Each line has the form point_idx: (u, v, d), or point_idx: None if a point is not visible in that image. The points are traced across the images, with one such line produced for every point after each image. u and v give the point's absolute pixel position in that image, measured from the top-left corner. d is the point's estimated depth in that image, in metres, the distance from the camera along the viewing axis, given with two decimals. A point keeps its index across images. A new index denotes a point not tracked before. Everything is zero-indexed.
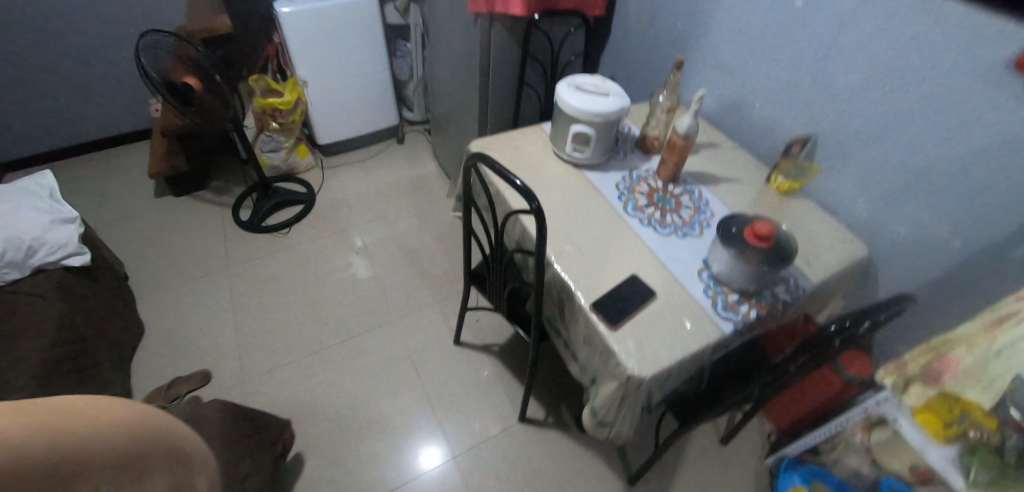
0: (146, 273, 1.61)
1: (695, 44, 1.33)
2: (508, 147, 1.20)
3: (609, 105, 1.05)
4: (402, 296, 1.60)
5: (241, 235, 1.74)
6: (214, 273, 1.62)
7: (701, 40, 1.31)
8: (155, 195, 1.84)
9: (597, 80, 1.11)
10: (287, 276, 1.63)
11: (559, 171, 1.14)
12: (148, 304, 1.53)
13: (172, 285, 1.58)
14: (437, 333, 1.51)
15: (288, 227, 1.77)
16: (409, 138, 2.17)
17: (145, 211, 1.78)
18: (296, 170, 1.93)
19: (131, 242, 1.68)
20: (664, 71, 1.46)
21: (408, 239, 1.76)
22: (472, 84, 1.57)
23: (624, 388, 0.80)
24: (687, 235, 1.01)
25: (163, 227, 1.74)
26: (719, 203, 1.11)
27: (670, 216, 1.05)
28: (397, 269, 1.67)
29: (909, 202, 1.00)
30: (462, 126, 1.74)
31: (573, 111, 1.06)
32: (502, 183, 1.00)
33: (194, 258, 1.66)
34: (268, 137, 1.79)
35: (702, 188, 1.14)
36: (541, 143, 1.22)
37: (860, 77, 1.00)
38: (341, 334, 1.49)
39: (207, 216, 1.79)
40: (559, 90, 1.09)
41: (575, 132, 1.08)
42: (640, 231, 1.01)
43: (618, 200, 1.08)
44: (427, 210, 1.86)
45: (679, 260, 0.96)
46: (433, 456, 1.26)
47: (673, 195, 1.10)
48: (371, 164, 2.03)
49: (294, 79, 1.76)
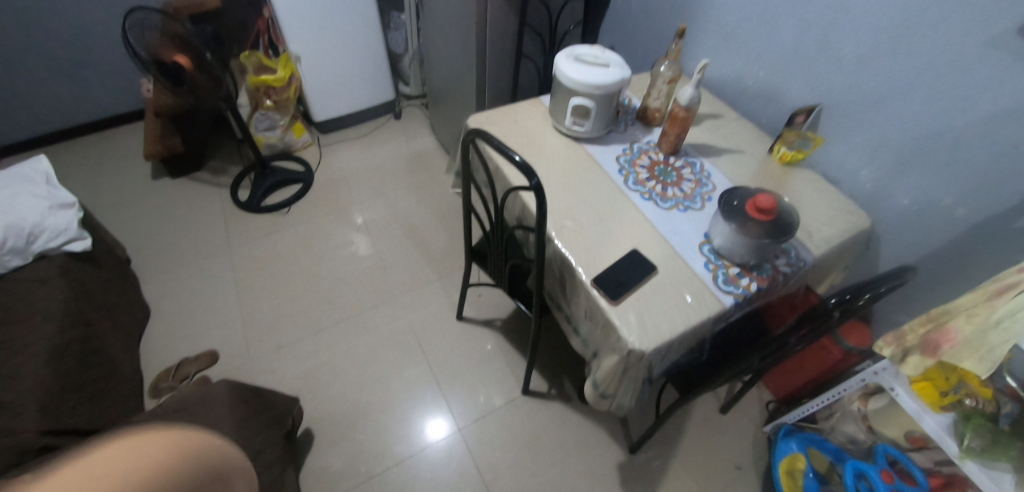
0: (149, 255, 1.61)
1: (698, 10, 1.29)
2: (506, 121, 1.18)
3: (609, 77, 1.03)
4: (404, 273, 1.60)
5: (241, 215, 1.73)
6: (216, 253, 1.63)
7: (704, 6, 1.27)
8: (152, 177, 1.83)
9: (596, 50, 1.08)
10: (288, 255, 1.63)
11: (559, 145, 1.13)
12: (152, 286, 1.54)
13: (175, 267, 1.59)
14: (440, 309, 1.53)
15: (288, 206, 1.76)
16: (406, 113, 2.13)
17: (143, 194, 1.78)
18: (292, 148, 1.91)
19: (131, 225, 1.68)
20: (666, 39, 1.42)
21: (408, 216, 1.76)
22: (468, 56, 1.53)
23: (625, 361, 0.81)
24: (689, 209, 1.00)
25: (162, 209, 1.73)
26: (720, 175, 1.10)
27: (671, 189, 1.04)
28: (399, 246, 1.67)
29: (914, 172, 0.99)
30: (460, 100, 1.71)
31: (573, 83, 1.04)
32: (501, 158, 0.99)
33: (195, 240, 1.66)
34: (263, 115, 1.76)
35: (703, 160, 1.12)
36: (540, 116, 1.19)
37: (869, 44, 0.98)
38: (344, 312, 1.50)
39: (206, 196, 1.78)
40: (558, 61, 1.06)
41: (575, 105, 1.06)
42: (641, 205, 1.01)
43: (619, 174, 1.07)
44: (427, 186, 1.85)
45: (681, 234, 0.96)
46: (439, 428, 1.29)
47: (674, 168, 1.09)
48: (368, 140, 2.01)
49: (286, 55, 1.72)
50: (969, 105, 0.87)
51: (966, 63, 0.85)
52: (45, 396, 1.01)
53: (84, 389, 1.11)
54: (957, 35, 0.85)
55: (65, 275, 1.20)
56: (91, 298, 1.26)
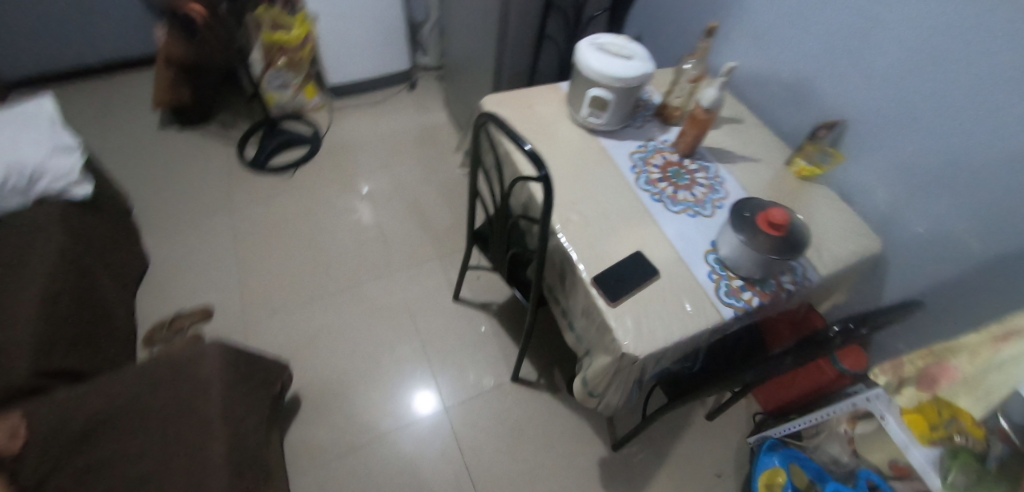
0: (151, 206, 1.60)
1: (731, 7, 1.24)
2: (521, 106, 1.15)
3: (631, 70, 0.99)
4: (406, 248, 1.59)
5: (246, 173, 1.72)
6: (219, 210, 1.61)
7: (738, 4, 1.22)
8: (160, 126, 1.81)
9: (620, 40, 1.04)
10: (290, 219, 1.62)
11: (572, 136, 1.10)
12: (153, 238, 1.53)
13: (177, 220, 1.58)
14: (437, 288, 1.52)
15: (293, 169, 1.74)
16: (421, 85, 2.09)
17: (150, 143, 1.76)
18: (303, 110, 1.88)
19: (136, 174, 1.67)
20: (694, 34, 1.37)
21: (413, 190, 1.73)
22: (489, 33, 1.48)
23: (617, 363, 0.80)
24: (698, 215, 0.99)
25: (167, 161, 1.72)
26: (734, 182, 1.07)
27: (683, 193, 1.02)
28: (402, 220, 1.65)
29: (932, 200, 0.97)
30: (477, 78, 1.67)
31: (593, 73, 1.00)
32: (512, 144, 0.97)
33: (198, 194, 1.65)
34: (276, 74, 1.72)
35: (719, 165, 1.10)
36: (557, 104, 1.16)
37: (902, 62, 0.94)
38: (341, 281, 1.50)
39: (212, 151, 1.76)
40: (580, 48, 1.02)
41: (593, 96, 1.03)
42: (650, 206, 0.99)
43: (631, 171, 1.04)
44: (435, 162, 1.82)
45: (688, 239, 0.94)
46: (426, 404, 1.30)
47: (688, 170, 1.07)
48: (380, 109, 1.97)
49: (303, 14, 1.67)
50: (998, 140, 0.84)
51: (1000, 95, 0.82)
52: (39, 340, 1.02)
53: (77, 337, 1.12)
54: (995, 64, 0.81)
55: (64, 221, 1.19)
56: (89, 245, 1.26)
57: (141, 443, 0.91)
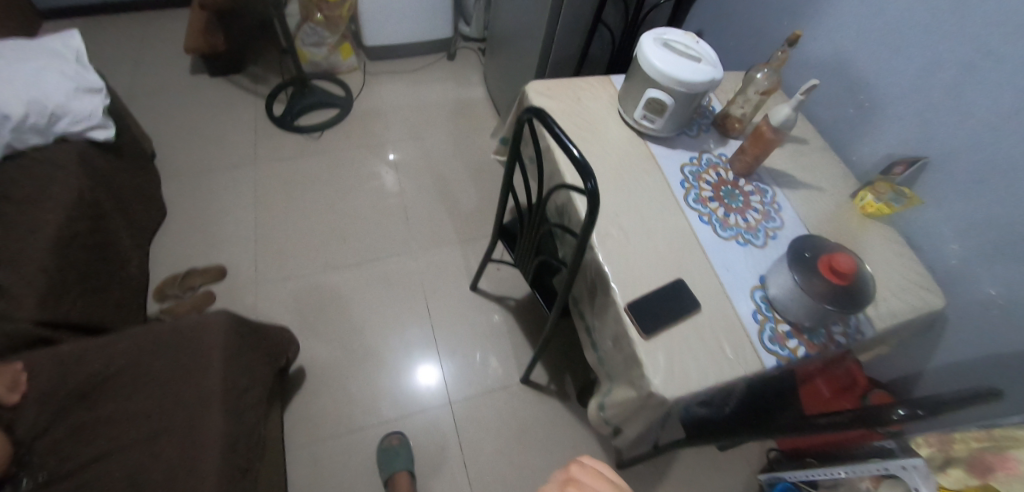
0: (174, 154, 1.56)
1: (817, 15, 1.12)
2: (569, 97, 1.05)
3: (698, 74, 0.88)
4: (427, 227, 1.52)
5: (273, 131, 1.66)
6: (242, 166, 1.57)
7: (825, 12, 1.11)
8: (191, 71, 1.75)
9: (689, 37, 0.93)
10: (312, 183, 1.56)
11: (621, 139, 1.00)
12: (173, 186, 1.49)
13: (199, 170, 1.54)
14: (455, 275, 1.46)
15: (321, 131, 1.67)
16: (461, 55, 1.98)
17: (179, 87, 1.70)
18: (337, 70, 1.80)
19: (161, 119, 1.62)
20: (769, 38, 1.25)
21: (441, 167, 1.66)
22: (542, 11, 1.37)
23: (643, 400, 0.75)
24: (749, 244, 0.91)
25: (195, 109, 1.66)
26: (792, 211, 0.98)
27: (734, 217, 0.93)
28: (427, 198, 1.58)
29: (1012, 263, 0.89)
30: (523, 56, 1.56)
31: (654, 72, 0.90)
32: (555, 143, 0.88)
33: (222, 147, 1.60)
34: (312, 30, 1.64)
35: (777, 190, 1.00)
36: (608, 100, 1.06)
37: (1010, 106, 0.84)
38: (357, 256, 1.45)
39: (241, 103, 1.70)
40: (643, 43, 0.92)
41: (651, 98, 0.93)
42: (697, 227, 0.90)
43: (681, 185, 0.95)
44: (467, 140, 1.74)
45: (735, 271, 0.87)
46: (428, 380, 1.28)
47: (743, 191, 0.97)
48: (416, 77, 1.88)
49: None
50: None
51: None
52: (48, 286, 0.99)
53: (86, 285, 1.09)
54: None
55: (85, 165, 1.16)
56: (108, 192, 1.22)
57: (141, 406, 0.89)
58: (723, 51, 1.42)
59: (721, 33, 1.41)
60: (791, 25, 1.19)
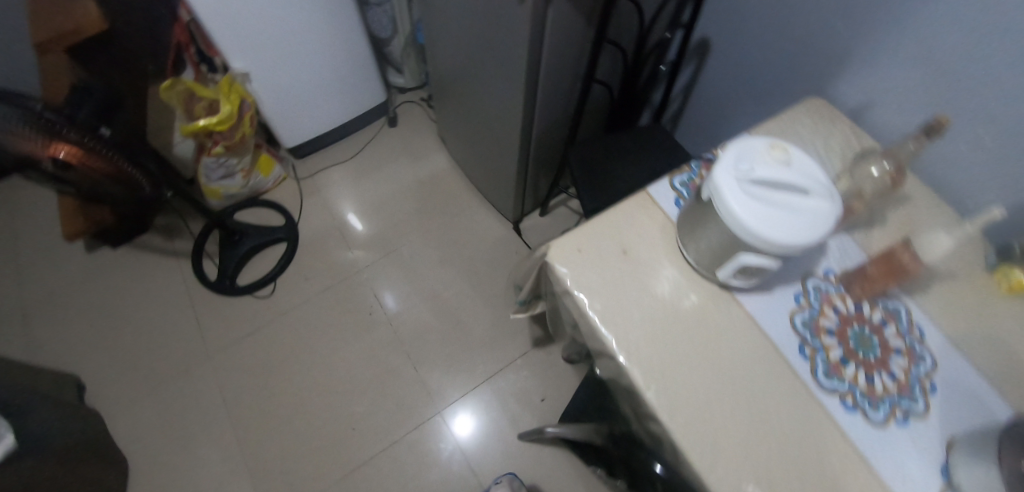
0: (109, 375, 1.25)
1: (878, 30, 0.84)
2: (609, 252, 0.75)
3: (815, 223, 0.59)
4: (442, 367, 1.27)
5: (216, 301, 1.34)
6: (196, 364, 1.27)
7: (891, 27, 0.82)
8: (88, 249, 1.40)
9: (776, 154, 0.63)
10: (288, 359, 1.27)
11: (695, 300, 0.72)
12: (124, 424, 1.20)
13: (148, 387, 1.24)
14: (495, 423, 1.21)
15: (270, 282, 1.35)
16: (403, 114, 1.64)
17: (84, 279, 1.36)
18: (261, 190, 1.45)
19: (78, 331, 1.30)
20: (808, 58, 0.97)
21: (434, 284, 1.38)
22: (511, 82, 1.05)
23: None
24: (910, 417, 0.66)
25: (113, 303, 1.34)
26: (936, 330, 0.73)
27: (879, 377, 0.69)
28: (428, 328, 1.32)
29: None
30: (490, 126, 1.25)
31: (750, 236, 0.60)
32: (645, 390, 0.65)
33: (165, 345, 1.29)
34: (214, 164, 1.27)
35: (908, 302, 0.75)
36: (659, 238, 0.77)
37: None
38: (375, 439, 1.19)
39: (167, 276, 1.37)
40: (723, 191, 0.61)
41: (745, 263, 0.64)
42: (844, 421, 0.65)
43: (801, 352, 0.69)
44: (450, 235, 1.45)
45: (913, 477, 0.63)
46: (469, 430, 1.20)
47: (875, 327, 0.72)
48: (361, 166, 1.55)
49: (228, 77, 1.19)
50: None
51: None
52: None
53: None
54: None
55: None
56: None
57: None
58: (743, 66, 1.11)
59: (737, 45, 1.10)
60: (847, 39, 0.88)
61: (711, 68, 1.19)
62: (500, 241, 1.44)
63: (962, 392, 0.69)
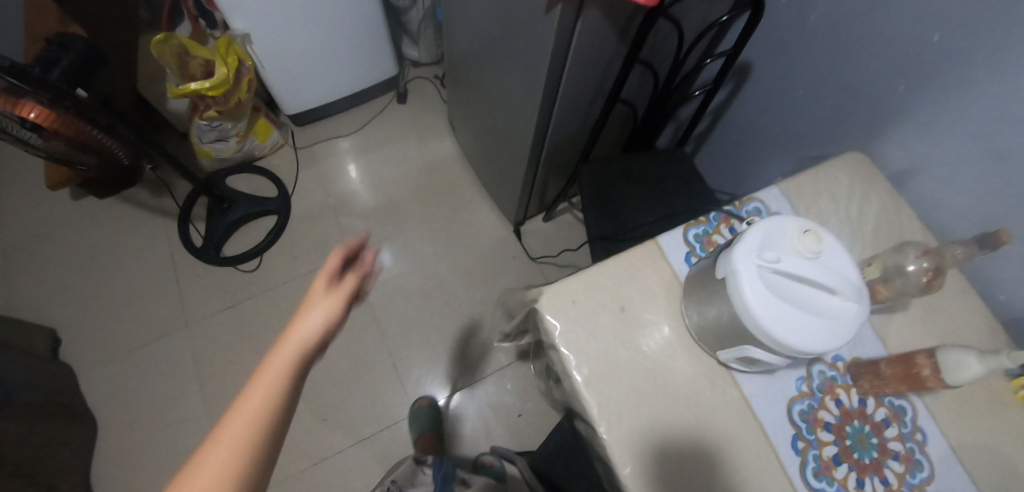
0: (85, 333, 1.23)
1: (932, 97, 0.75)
2: (605, 308, 0.70)
3: (835, 332, 0.53)
4: (421, 366, 1.25)
5: (199, 268, 1.30)
6: (173, 331, 1.24)
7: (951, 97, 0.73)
8: (74, 197, 1.36)
9: (808, 241, 0.55)
10: (265, 338, 1.24)
11: (689, 372, 0.67)
12: (94, 385, 1.18)
13: (122, 349, 1.22)
14: (469, 431, 1.19)
15: (256, 254, 1.31)
16: (414, 90, 1.56)
17: (69, 230, 1.33)
18: (256, 155, 1.39)
19: (58, 283, 1.27)
20: (852, 109, 0.88)
21: (424, 278, 1.34)
22: (527, 89, 0.96)
23: None
24: None
25: (97, 257, 1.31)
26: (940, 436, 0.68)
27: (871, 481, 0.64)
28: (413, 324, 1.29)
29: None
30: (501, 126, 1.17)
31: (764, 335, 0.54)
32: (621, 467, 0.61)
33: (143, 308, 1.26)
34: (207, 127, 1.20)
35: (917, 401, 0.70)
36: (662, 298, 0.71)
37: None
38: (344, 432, 1.17)
39: (152, 236, 1.33)
40: (740, 279, 0.55)
41: (751, 354, 0.59)
42: None
43: (793, 445, 0.65)
44: (446, 229, 1.39)
45: None
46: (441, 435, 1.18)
47: (876, 426, 0.67)
48: (363, 142, 1.48)
49: (227, 37, 1.11)
50: None
51: None
52: None
53: None
54: None
55: None
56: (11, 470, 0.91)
57: None
58: (780, 101, 1.02)
59: (778, 78, 1.01)
60: (897, 99, 0.80)
61: (746, 94, 1.10)
62: (497, 241, 1.39)
63: None
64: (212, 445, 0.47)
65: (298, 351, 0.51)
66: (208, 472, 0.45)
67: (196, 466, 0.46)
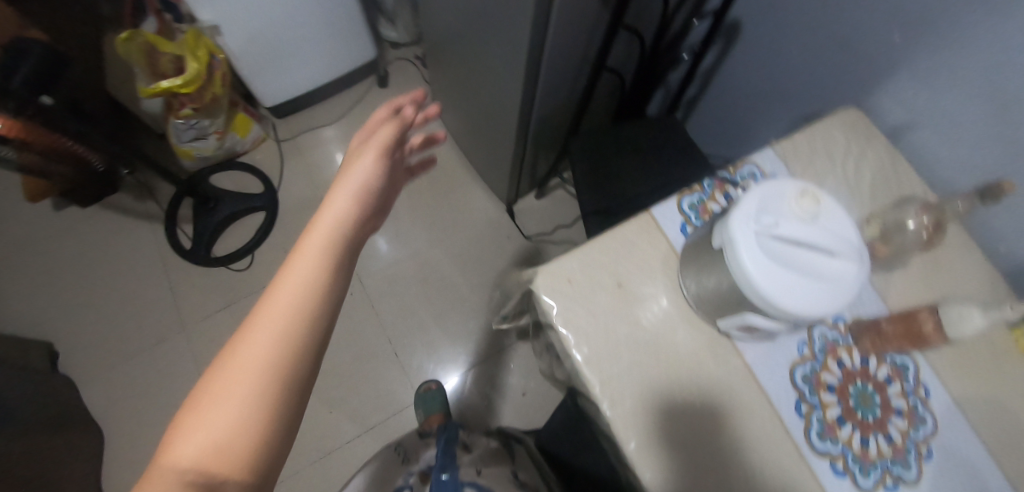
0: (82, 344, 1.22)
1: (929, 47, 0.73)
2: (601, 284, 0.68)
3: (836, 295, 0.52)
4: (423, 353, 1.24)
5: (191, 270, 1.29)
6: (171, 335, 1.23)
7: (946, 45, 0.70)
8: (56, 207, 1.33)
9: (806, 204, 0.54)
10: None
11: (689, 344, 0.67)
12: (98, 394, 1.18)
13: (121, 357, 1.21)
14: (475, 414, 1.19)
15: (246, 252, 1.29)
16: (395, 73, 1.52)
17: (55, 240, 1.30)
18: (238, 151, 1.35)
19: (50, 296, 1.25)
20: (844, 63, 0.86)
21: (419, 265, 1.32)
22: (510, 65, 0.93)
23: None
24: (899, 485, 0.62)
25: (86, 267, 1.29)
26: (943, 391, 0.68)
27: (874, 439, 0.64)
28: (411, 312, 1.28)
29: None
30: (486, 105, 1.14)
31: (763, 302, 0.53)
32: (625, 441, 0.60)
33: (138, 315, 1.25)
34: (184, 125, 1.17)
35: (919, 357, 0.69)
36: (659, 271, 0.70)
37: None
38: (351, 423, 1.18)
39: (140, 242, 1.31)
40: (737, 247, 0.53)
41: (751, 322, 0.58)
42: (833, 487, 0.61)
43: (796, 409, 0.64)
44: (438, 214, 1.37)
45: None
46: None
47: (879, 385, 0.67)
48: (347, 130, 1.44)
49: (194, 31, 1.07)
50: None
51: None
52: None
53: None
54: None
55: None
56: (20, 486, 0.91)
57: None
58: (771, 59, 1.00)
59: (768, 36, 0.98)
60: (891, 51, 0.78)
61: (736, 54, 1.07)
62: (491, 222, 1.37)
63: (959, 461, 0.64)
64: (260, 316, 0.48)
65: (333, 225, 0.55)
66: (266, 330, 0.48)
67: (252, 328, 0.48)
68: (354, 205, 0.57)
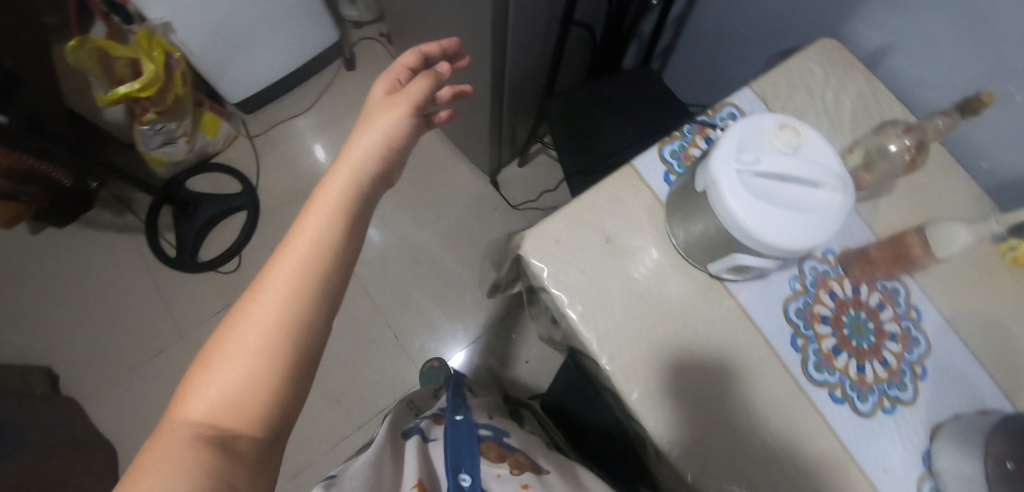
0: (80, 363, 1.21)
1: None
2: (589, 243, 0.68)
3: (821, 224, 0.52)
4: (423, 334, 1.25)
5: (180, 277, 1.27)
6: (169, 344, 1.22)
7: None
8: (32, 231, 1.30)
9: (785, 137, 0.52)
10: None
11: (681, 292, 0.67)
12: (105, 411, 1.18)
13: (122, 371, 1.21)
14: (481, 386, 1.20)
15: (233, 253, 1.27)
16: (362, 54, 1.48)
17: (37, 264, 1.28)
18: (210, 152, 1.32)
19: (40, 320, 1.24)
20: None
21: (409, 247, 1.31)
22: (476, 31, 0.90)
23: None
24: (897, 405, 0.63)
25: (73, 287, 1.27)
26: (933, 311, 0.69)
27: (870, 364, 0.65)
28: (407, 294, 1.28)
29: None
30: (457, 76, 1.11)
31: (750, 240, 0.53)
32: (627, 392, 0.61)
33: (133, 329, 1.24)
34: (151, 131, 1.13)
35: (908, 280, 0.70)
36: (646, 223, 0.70)
37: None
38: (360, 409, 1.19)
39: (124, 255, 1.29)
40: (720, 187, 0.53)
41: (740, 262, 0.58)
42: (833, 414, 0.62)
43: (792, 343, 0.65)
44: (423, 193, 1.36)
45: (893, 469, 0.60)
46: None
47: (871, 312, 0.67)
48: (320, 118, 1.41)
49: (145, 29, 1.02)
50: None
51: None
52: None
53: None
54: None
55: None
56: None
57: None
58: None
59: None
60: None
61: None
62: (476, 196, 1.36)
63: (953, 376, 0.66)
64: (281, 254, 0.49)
65: (350, 175, 0.53)
66: (279, 285, 0.47)
67: (266, 282, 0.47)
68: (372, 158, 0.55)
